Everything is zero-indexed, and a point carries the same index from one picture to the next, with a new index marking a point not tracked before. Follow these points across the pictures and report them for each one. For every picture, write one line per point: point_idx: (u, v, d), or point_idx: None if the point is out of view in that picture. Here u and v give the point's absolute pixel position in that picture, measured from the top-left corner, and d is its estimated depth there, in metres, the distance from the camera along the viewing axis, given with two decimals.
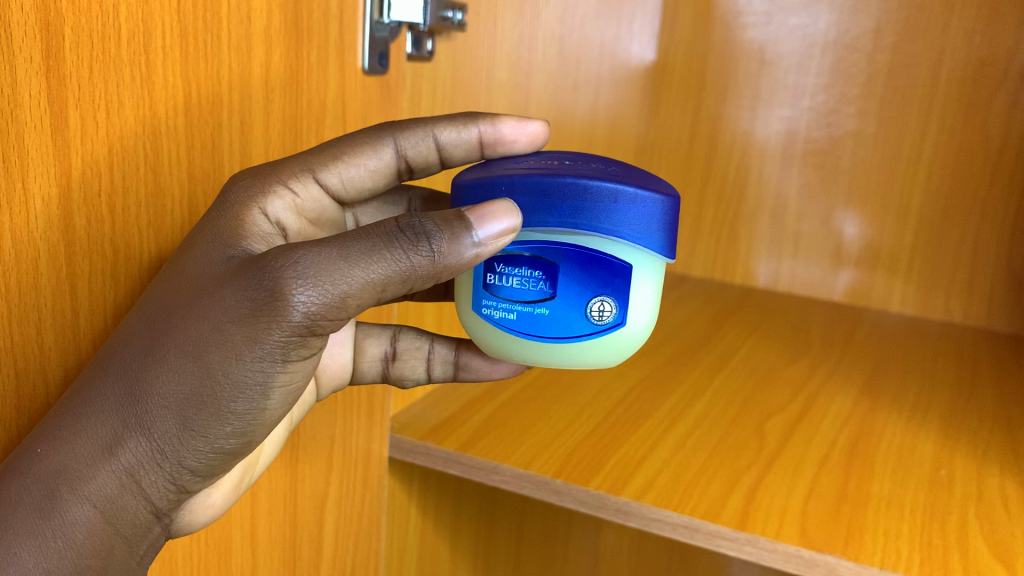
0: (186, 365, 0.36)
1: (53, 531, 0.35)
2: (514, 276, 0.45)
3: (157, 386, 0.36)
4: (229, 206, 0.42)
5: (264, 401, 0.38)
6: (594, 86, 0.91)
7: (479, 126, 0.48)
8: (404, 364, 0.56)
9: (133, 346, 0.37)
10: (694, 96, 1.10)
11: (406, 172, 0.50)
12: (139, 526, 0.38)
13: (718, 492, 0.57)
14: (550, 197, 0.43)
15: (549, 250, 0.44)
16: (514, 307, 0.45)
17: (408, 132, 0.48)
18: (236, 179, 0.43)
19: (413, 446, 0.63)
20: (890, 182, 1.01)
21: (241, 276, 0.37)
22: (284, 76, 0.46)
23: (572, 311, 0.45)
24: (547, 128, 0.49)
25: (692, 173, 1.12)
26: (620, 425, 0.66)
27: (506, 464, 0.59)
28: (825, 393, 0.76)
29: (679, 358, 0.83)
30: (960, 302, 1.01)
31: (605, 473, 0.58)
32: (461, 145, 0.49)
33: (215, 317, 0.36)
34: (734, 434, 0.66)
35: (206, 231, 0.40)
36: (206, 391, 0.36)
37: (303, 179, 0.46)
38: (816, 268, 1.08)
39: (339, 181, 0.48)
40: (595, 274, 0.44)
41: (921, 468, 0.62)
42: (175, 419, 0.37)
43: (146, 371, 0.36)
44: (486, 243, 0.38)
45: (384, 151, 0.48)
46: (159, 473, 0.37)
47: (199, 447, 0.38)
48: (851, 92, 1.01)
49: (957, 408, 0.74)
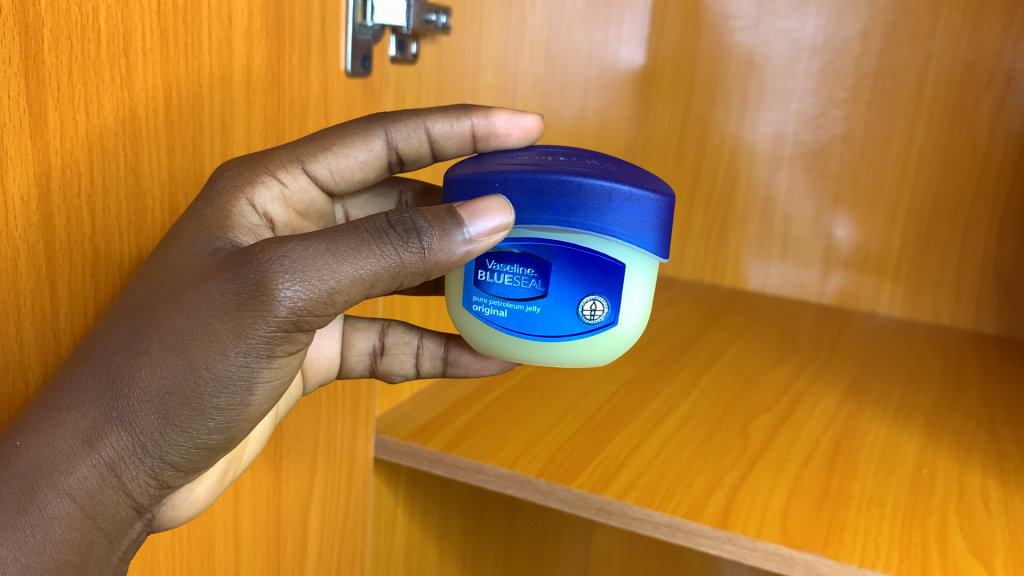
0: (169, 359, 0.37)
1: (31, 525, 0.36)
2: (505, 273, 0.45)
3: (140, 381, 0.37)
4: (218, 196, 0.42)
5: (248, 397, 0.38)
6: (582, 91, 0.92)
7: (471, 119, 0.48)
8: (392, 359, 0.56)
9: (115, 339, 0.37)
10: (683, 99, 1.11)
11: (397, 164, 0.50)
12: (119, 521, 0.39)
13: (699, 491, 0.57)
14: (543, 193, 0.43)
15: (542, 247, 0.44)
16: (505, 304, 0.45)
17: (399, 123, 0.48)
18: (223, 167, 0.44)
19: (398, 446, 0.63)
20: (879, 184, 1.02)
21: (227, 269, 0.37)
22: (266, 77, 0.47)
23: (564, 310, 0.45)
24: (540, 123, 0.49)
25: (681, 174, 1.13)
26: (605, 425, 0.67)
27: (490, 464, 0.59)
28: (811, 395, 0.76)
29: (665, 359, 0.83)
30: (947, 304, 1.01)
31: (589, 472, 0.58)
32: (453, 138, 0.49)
33: (199, 311, 0.36)
34: (718, 434, 0.66)
35: (194, 222, 0.41)
36: (188, 386, 0.37)
37: (292, 170, 0.46)
38: (805, 271, 1.08)
39: (328, 172, 0.48)
40: (588, 273, 0.45)
41: (903, 468, 0.63)
42: (156, 413, 0.37)
43: (129, 365, 0.37)
44: (477, 240, 0.39)
45: (375, 143, 0.48)
46: (140, 467, 0.38)
47: (182, 442, 0.38)
48: (839, 95, 1.02)
49: (942, 408, 0.75)
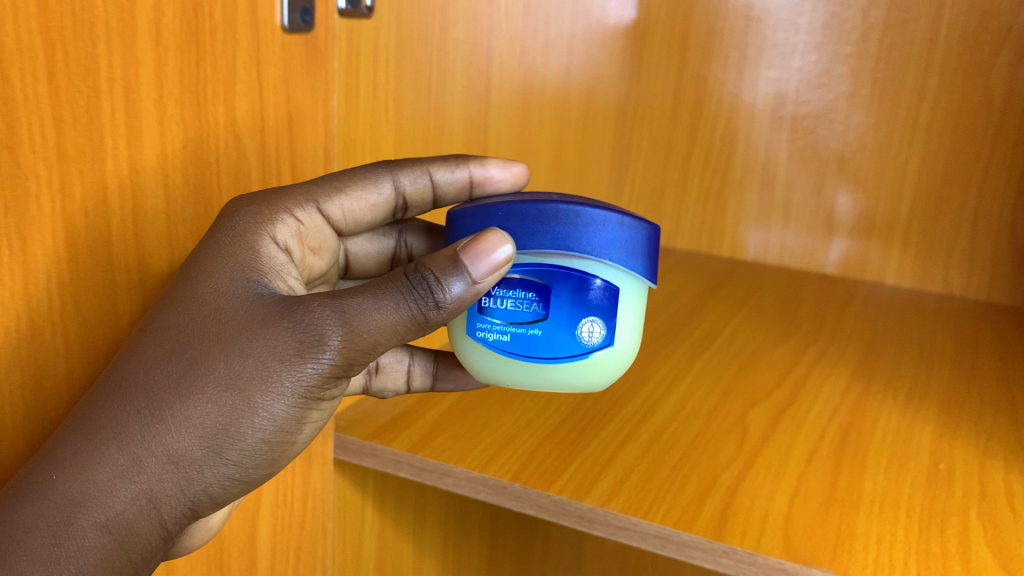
0: (221, 397, 0.38)
1: (69, 555, 0.35)
2: (508, 297, 0.45)
3: (189, 417, 0.37)
4: (243, 235, 0.42)
5: (287, 435, 0.40)
6: (567, 47, 0.85)
7: (470, 167, 0.50)
8: (387, 377, 0.55)
9: (158, 377, 0.38)
10: (677, 56, 1.03)
11: (401, 210, 0.51)
12: (150, 555, 0.38)
13: (693, 494, 0.51)
14: (543, 221, 0.44)
15: (543, 272, 0.45)
16: (508, 328, 0.45)
17: (406, 169, 0.49)
18: (239, 205, 0.43)
19: (359, 447, 0.56)
20: (887, 145, 0.95)
21: (277, 316, 0.39)
22: (181, 35, 0.39)
23: (565, 332, 0.45)
24: (528, 169, 0.52)
25: (675, 138, 1.06)
26: (590, 417, 0.61)
27: (460, 467, 0.53)
28: (814, 378, 0.70)
29: (657, 340, 0.77)
30: (960, 273, 0.95)
31: (569, 476, 0.52)
32: (454, 185, 0.50)
33: (252, 354, 0.38)
34: (715, 426, 0.60)
35: (226, 259, 0.41)
36: (237, 422, 0.38)
37: (307, 208, 0.46)
38: (807, 238, 1.02)
39: (340, 213, 0.48)
40: (586, 296, 0.45)
41: (918, 462, 0.57)
42: (204, 447, 0.38)
43: (179, 401, 0.37)
44: (482, 278, 0.40)
45: (383, 187, 0.49)
46: (179, 501, 0.38)
47: (223, 476, 0.38)
48: (845, 50, 0.94)
49: (957, 390, 0.69)
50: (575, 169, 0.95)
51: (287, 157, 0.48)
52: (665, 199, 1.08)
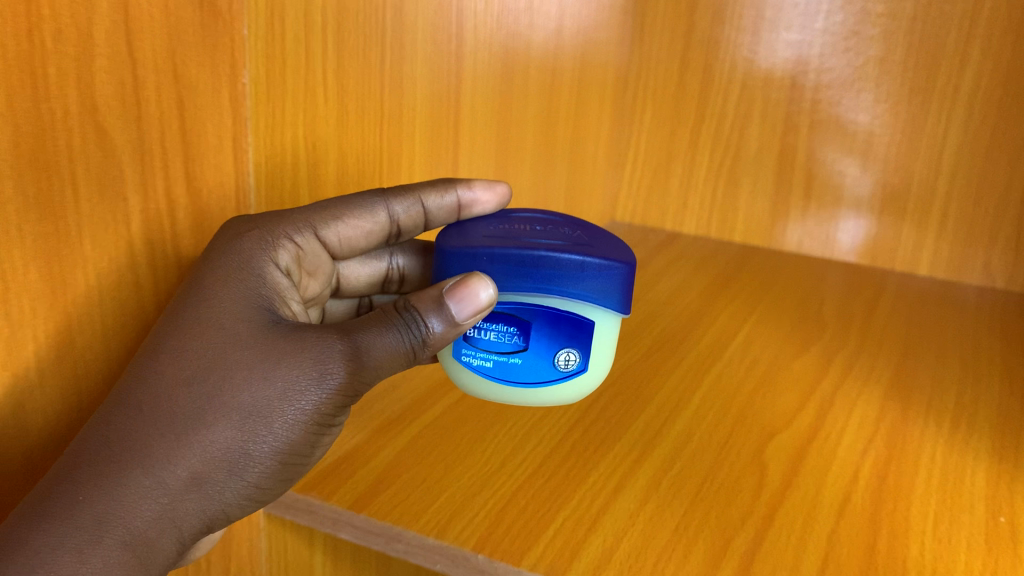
0: (248, 419, 0.34)
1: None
2: (491, 329, 0.40)
3: (217, 438, 0.33)
4: (247, 261, 0.38)
5: (300, 461, 0.36)
6: (557, 6, 0.74)
7: (458, 190, 0.46)
8: None
9: (180, 395, 0.33)
10: (685, 17, 0.92)
11: (395, 235, 0.47)
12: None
13: (698, 564, 0.41)
14: (527, 265, 0.38)
15: (525, 309, 0.39)
16: (490, 357, 0.40)
17: (398, 196, 0.45)
18: (242, 228, 0.39)
19: (293, 500, 0.47)
20: (922, 117, 0.84)
21: (298, 340, 0.35)
22: None
23: (544, 365, 0.40)
24: (512, 187, 0.47)
25: (682, 109, 0.94)
26: (577, 454, 0.51)
27: (412, 530, 0.43)
28: (842, 397, 0.60)
29: (660, 348, 0.67)
30: (1003, 261, 0.85)
31: (547, 542, 0.42)
32: (443, 210, 0.46)
33: (277, 377, 0.34)
34: (727, 465, 0.50)
35: (232, 279, 0.37)
36: (261, 446, 0.34)
37: (305, 234, 0.42)
38: (829, 222, 0.91)
39: (337, 240, 0.44)
40: (568, 335, 0.40)
41: (973, 513, 0.47)
42: (229, 471, 0.33)
43: (206, 420, 0.33)
44: (464, 319, 0.38)
45: (378, 214, 0.45)
46: (198, 526, 0.33)
47: (242, 501, 0.34)
48: (875, 9, 0.83)
49: (1010, 412, 0.59)
50: (567, 146, 0.84)
51: (180, 149, 0.38)
52: (671, 177, 0.97)
